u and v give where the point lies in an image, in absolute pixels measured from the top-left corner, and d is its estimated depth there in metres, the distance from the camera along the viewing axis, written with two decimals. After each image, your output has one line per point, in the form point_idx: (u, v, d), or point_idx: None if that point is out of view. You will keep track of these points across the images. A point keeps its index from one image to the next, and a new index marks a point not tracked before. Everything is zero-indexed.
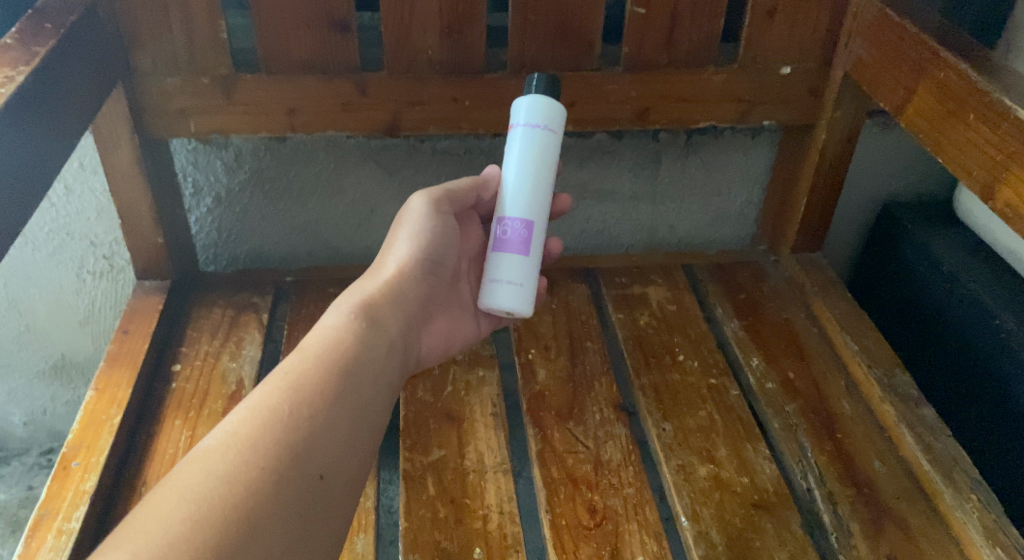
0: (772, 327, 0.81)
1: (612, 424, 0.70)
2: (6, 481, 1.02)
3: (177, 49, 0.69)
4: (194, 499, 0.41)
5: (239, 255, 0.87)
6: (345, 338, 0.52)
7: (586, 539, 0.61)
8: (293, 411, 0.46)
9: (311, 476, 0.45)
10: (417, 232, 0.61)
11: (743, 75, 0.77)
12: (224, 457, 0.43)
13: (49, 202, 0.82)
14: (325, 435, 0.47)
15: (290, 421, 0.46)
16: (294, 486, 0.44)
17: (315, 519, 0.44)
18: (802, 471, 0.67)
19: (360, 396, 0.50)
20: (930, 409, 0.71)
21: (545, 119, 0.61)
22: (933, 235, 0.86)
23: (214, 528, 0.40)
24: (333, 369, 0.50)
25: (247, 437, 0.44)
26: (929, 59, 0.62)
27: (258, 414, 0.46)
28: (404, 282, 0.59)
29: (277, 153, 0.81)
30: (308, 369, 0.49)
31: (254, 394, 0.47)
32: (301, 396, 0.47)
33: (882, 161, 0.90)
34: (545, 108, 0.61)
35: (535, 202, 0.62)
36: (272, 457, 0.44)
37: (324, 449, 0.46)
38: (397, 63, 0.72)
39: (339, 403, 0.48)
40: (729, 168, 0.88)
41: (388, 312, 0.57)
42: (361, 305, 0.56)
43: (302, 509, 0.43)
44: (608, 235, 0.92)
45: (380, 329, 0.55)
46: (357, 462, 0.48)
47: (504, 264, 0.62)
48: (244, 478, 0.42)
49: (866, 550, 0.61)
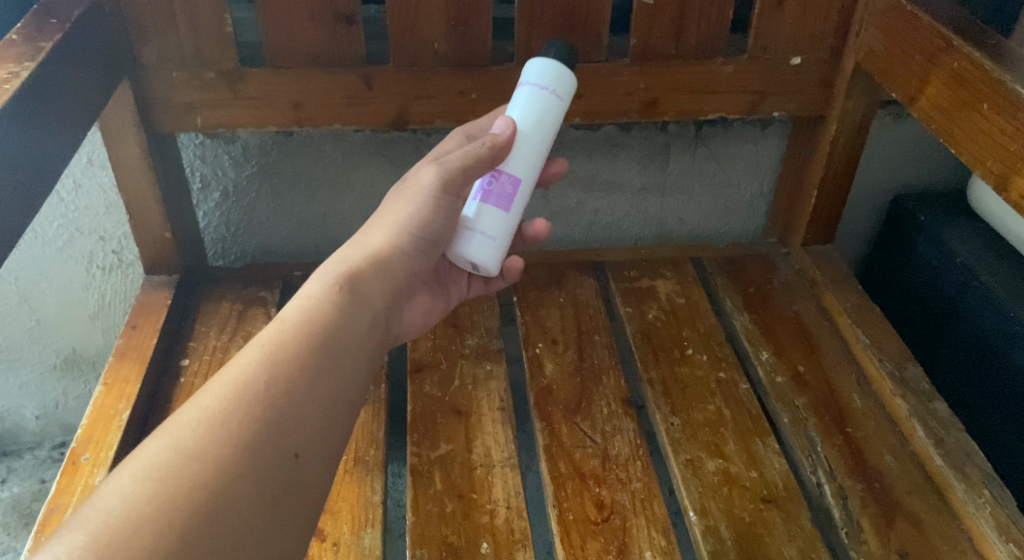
0: (781, 320, 0.80)
1: (620, 418, 0.70)
2: (19, 474, 1.03)
3: (183, 43, 0.69)
4: (157, 477, 0.40)
5: (248, 249, 0.87)
6: (329, 311, 0.51)
7: (594, 534, 0.61)
8: (269, 386, 0.46)
9: (284, 454, 0.44)
10: (421, 206, 0.58)
11: (753, 66, 0.76)
12: (193, 432, 0.42)
13: (58, 197, 0.82)
14: (301, 413, 0.46)
15: (266, 397, 0.45)
16: (268, 467, 0.43)
17: (289, 501, 0.43)
18: (812, 466, 0.66)
19: (339, 373, 0.50)
20: (942, 403, 0.70)
21: (551, 78, 0.62)
22: (946, 226, 0.85)
23: (179, 507, 0.39)
24: (313, 341, 0.49)
25: (220, 411, 0.43)
26: (942, 47, 0.61)
27: (234, 389, 0.45)
28: (397, 255, 0.58)
29: (284, 146, 0.81)
30: (289, 342, 0.48)
31: (232, 366, 0.46)
32: (278, 371, 0.46)
33: (895, 152, 0.88)
34: (553, 67, 0.62)
35: (527, 165, 0.62)
36: (246, 434, 0.43)
37: (301, 429, 0.45)
38: (404, 56, 0.72)
39: (316, 381, 0.48)
40: (740, 161, 0.88)
41: (376, 284, 0.56)
42: (349, 274, 0.54)
43: (274, 490, 0.43)
44: (617, 227, 0.92)
45: (364, 302, 0.54)
46: (335, 439, 0.48)
47: (484, 211, 0.61)
48: (215, 455, 0.41)
49: (877, 545, 0.61)
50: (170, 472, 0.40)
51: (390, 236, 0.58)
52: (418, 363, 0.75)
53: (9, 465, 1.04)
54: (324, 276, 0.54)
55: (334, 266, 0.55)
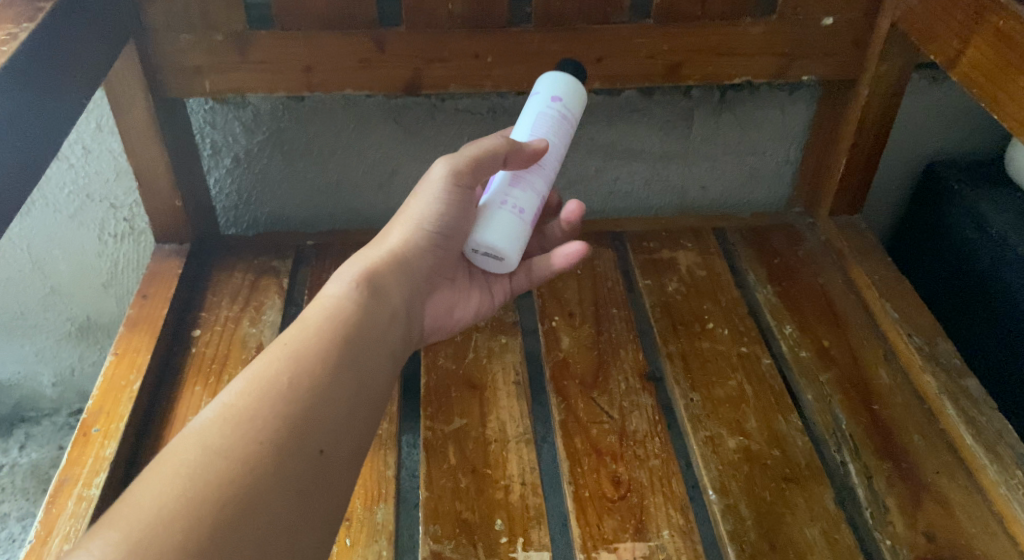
0: (807, 293, 0.78)
1: (637, 394, 0.68)
2: (37, 440, 1.03)
3: (189, 4, 0.67)
4: (186, 474, 0.39)
5: (260, 218, 0.86)
6: (351, 310, 0.51)
7: (610, 511, 0.60)
8: (293, 383, 0.45)
9: (309, 449, 0.43)
10: (435, 200, 0.57)
11: (782, 27, 0.73)
12: (219, 430, 0.42)
13: (68, 163, 0.81)
14: (326, 406, 0.45)
15: (290, 393, 0.44)
16: (294, 463, 0.42)
17: (313, 496, 0.42)
18: (836, 444, 0.64)
19: (362, 367, 0.49)
20: (974, 380, 0.68)
21: (551, 87, 0.62)
22: (982, 195, 0.81)
23: (207, 505, 0.38)
24: (334, 338, 0.49)
25: (246, 409, 0.43)
26: (987, 7, 0.57)
27: (257, 387, 0.44)
28: (412, 251, 0.57)
29: (295, 112, 0.78)
30: (311, 340, 0.48)
31: (255, 363, 0.46)
32: (300, 368, 0.46)
33: (928, 117, 0.85)
34: (552, 79, 0.62)
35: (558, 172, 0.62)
36: (270, 431, 0.42)
37: (324, 422, 0.44)
38: (417, 17, 0.69)
39: (339, 375, 0.47)
40: (767, 127, 0.84)
41: (393, 282, 0.55)
42: (365, 274, 0.54)
43: (300, 485, 0.42)
44: (638, 197, 0.89)
45: (384, 302, 0.53)
46: (360, 431, 0.47)
47: (513, 189, 0.59)
48: (241, 453, 0.41)
49: (903, 526, 0.59)
50: (200, 469, 0.40)
51: (408, 233, 0.57)
52: None
53: (28, 431, 1.05)
54: (344, 281, 0.53)
55: (352, 268, 0.55)
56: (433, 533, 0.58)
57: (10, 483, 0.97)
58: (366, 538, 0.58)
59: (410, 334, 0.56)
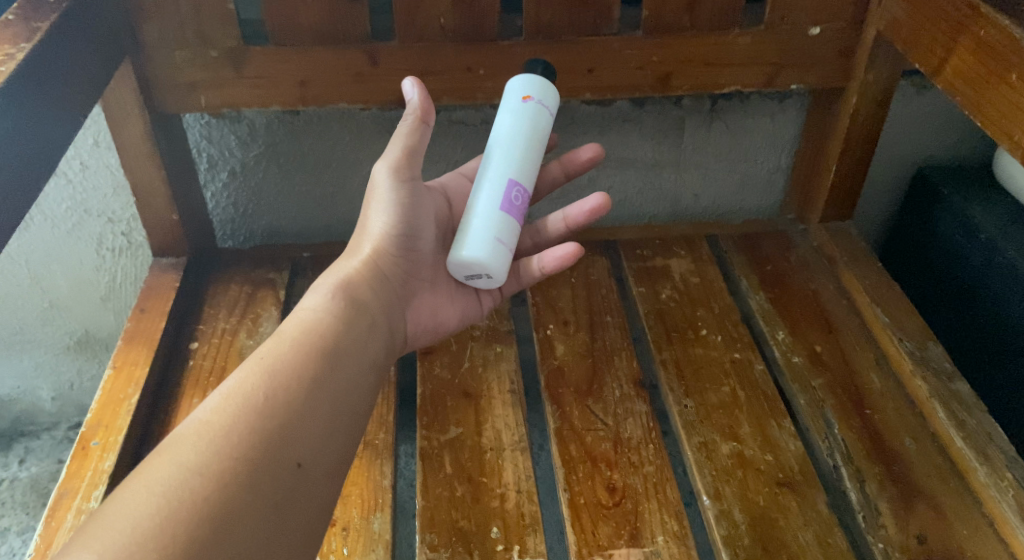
0: (799, 299, 0.78)
1: (632, 401, 0.69)
2: (36, 454, 1.04)
3: (184, 20, 0.68)
4: (161, 492, 0.40)
5: (257, 231, 0.87)
6: (324, 321, 0.52)
7: (605, 518, 0.60)
8: (268, 397, 0.46)
9: (285, 463, 0.44)
10: (388, 203, 0.58)
11: (769, 37, 0.73)
12: (194, 447, 0.42)
13: (66, 178, 0.81)
14: (302, 420, 0.46)
15: (265, 408, 0.45)
16: (271, 476, 0.43)
17: (291, 509, 0.43)
18: (829, 449, 0.65)
19: (338, 379, 0.49)
20: (964, 383, 0.68)
21: (537, 89, 0.61)
22: (970, 200, 0.82)
23: (184, 521, 0.39)
24: (311, 351, 0.50)
25: (221, 425, 0.43)
26: (969, 16, 0.58)
27: (231, 403, 0.45)
28: (383, 264, 0.58)
29: (290, 126, 0.79)
30: (286, 354, 0.49)
31: (229, 381, 0.47)
32: (274, 383, 0.47)
33: (916, 123, 0.86)
34: (536, 81, 0.62)
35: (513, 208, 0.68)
36: (246, 446, 0.43)
37: (302, 436, 0.45)
38: (409, 31, 0.70)
39: (316, 387, 0.48)
40: (757, 135, 0.85)
41: (368, 291, 0.56)
42: (341, 286, 0.55)
43: (277, 498, 0.42)
44: (631, 205, 0.90)
45: (362, 310, 0.54)
46: (339, 445, 0.47)
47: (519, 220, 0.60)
48: (217, 468, 0.41)
49: (895, 529, 0.59)
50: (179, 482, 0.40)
51: (374, 241, 0.58)
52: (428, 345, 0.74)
53: (27, 445, 1.05)
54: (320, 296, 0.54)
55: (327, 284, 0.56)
56: (429, 542, 0.59)
57: (10, 497, 0.97)
58: (363, 548, 0.58)
59: (391, 342, 0.57)
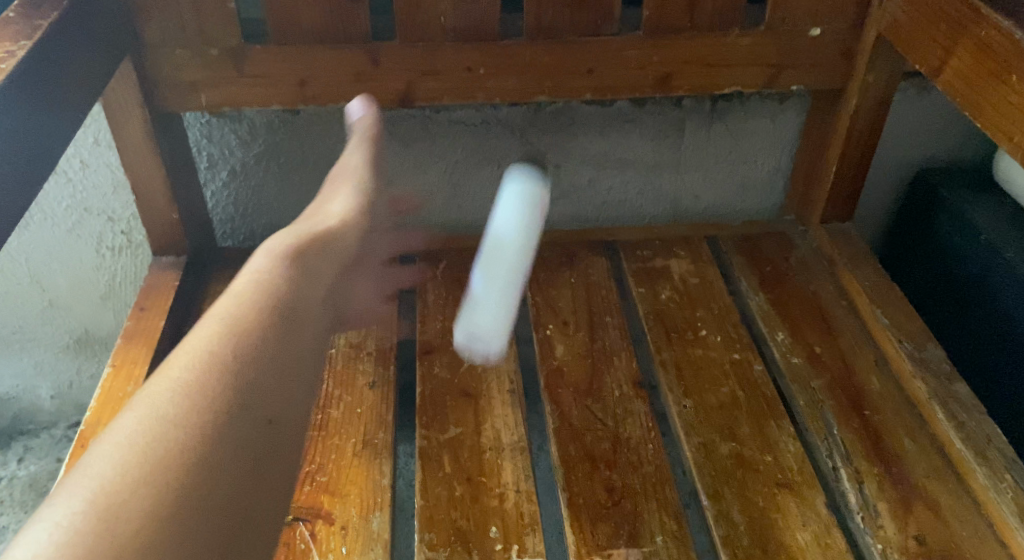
0: (799, 300, 0.78)
1: (631, 401, 0.69)
2: (35, 453, 1.04)
3: (185, 19, 0.68)
4: (141, 441, 0.40)
5: (257, 230, 0.87)
6: (279, 282, 0.52)
7: (604, 518, 0.60)
8: (235, 351, 0.46)
9: (260, 417, 0.45)
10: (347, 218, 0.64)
11: (769, 38, 0.74)
12: (169, 399, 0.43)
13: (66, 177, 0.81)
14: (268, 374, 0.47)
15: (233, 361, 0.46)
16: (247, 427, 0.44)
17: (268, 462, 0.44)
18: (828, 450, 0.65)
19: (298, 338, 0.51)
20: (963, 385, 0.68)
21: (541, 190, 0.76)
22: (970, 202, 0.82)
23: (170, 469, 0.39)
24: (273, 310, 0.50)
25: (193, 379, 0.44)
26: (969, 17, 0.59)
27: (200, 359, 0.45)
28: (331, 237, 0.60)
29: (291, 125, 0.79)
30: (246, 312, 0.49)
31: (191, 338, 0.47)
32: (242, 343, 0.47)
33: (916, 125, 0.86)
34: (541, 181, 0.78)
35: (509, 221, 0.74)
36: (222, 397, 0.43)
37: (272, 391, 0.46)
38: (410, 31, 0.70)
39: (279, 344, 0.49)
40: (757, 136, 0.85)
41: (321, 259, 0.57)
42: (295, 249, 0.56)
43: (255, 450, 0.43)
44: (631, 206, 0.90)
45: (316, 276, 0.56)
46: (301, 401, 0.49)
47: None
48: (195, 419, 0.42)
49: (894, 530, 0.59)
50: (149, 438, 0.40)
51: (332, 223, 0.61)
52: (428, 345, 0.74)
53: (26, 444, 1.05)
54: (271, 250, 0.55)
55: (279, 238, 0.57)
56: (428, 541, 0.59)
57: (9, 496, 0.98)
58: (361, 547, 0.58)
59: (337, 311, 0.58)
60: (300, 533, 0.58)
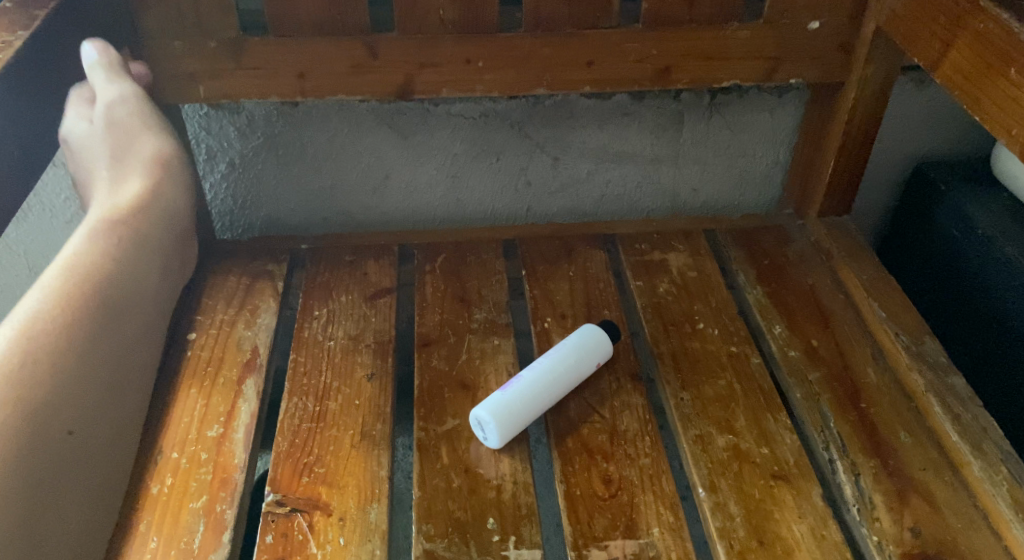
0: (796, 293, 0.79)
1: (629, 393, 0.69)
2: None
3: (183, 11, 0.68)
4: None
5: (256, 222, 0.87)
6: (101, 251, 0.61)
7: (601, 510, 0.60)
8: (70, 317, 0.57)
9: (60, 424, 0.54)
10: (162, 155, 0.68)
11: (769, 31, 0.73)
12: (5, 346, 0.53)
13: (64, 169, 0.82)
14: (103, 340, 0.59)
15: (76, 326, 0.57)
16: (71, 389, 0.55)
17: (60, 465, 0.53)
18: (825, 443, 0.65)
19: (126, 317, 0.62)
20: (960, 377, 0.69)
21: (608, 353, 0.71)
22: (968, 195, 0.82)
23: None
24: (94, 273, 0.60)
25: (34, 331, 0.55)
26: (967, 9, 0.58)
27: (57, 302, 0.57)
28: (165, 202, 0.67)
29: (289, 117, 0.79)
30: (83, 262, 0.60)
31: (45, 278, 0.59)
32: (80, 311, 0.58)
33: (915, 119, 0.86)
34: (609, 344, 0.71)
35: (567, 356, 0.68)
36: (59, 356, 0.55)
37: (102, 356, 0.58)
38: (409, 23, 0.70)
39: (105, 316, 0.59)
40: (756, 130, 0.85)
41: (151, 230, 0.65)
42: (124, 219, 0.64)
43: (68, 428, 0.54)
44: (630, 199, 0.90)
45: (145, 241, 0.65)
46: (136, 361, 0.62)
47: None
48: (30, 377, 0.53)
49: (889, 522, 0.60)
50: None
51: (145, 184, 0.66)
52: (426, 337, 0.74)
53: None
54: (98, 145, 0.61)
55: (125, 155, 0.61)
56: (426, 532, 0.59)
57: None
58: (359, 538, 0.58)
59: (162, 291, 0.66)
60: (298, 524, 0.59)
